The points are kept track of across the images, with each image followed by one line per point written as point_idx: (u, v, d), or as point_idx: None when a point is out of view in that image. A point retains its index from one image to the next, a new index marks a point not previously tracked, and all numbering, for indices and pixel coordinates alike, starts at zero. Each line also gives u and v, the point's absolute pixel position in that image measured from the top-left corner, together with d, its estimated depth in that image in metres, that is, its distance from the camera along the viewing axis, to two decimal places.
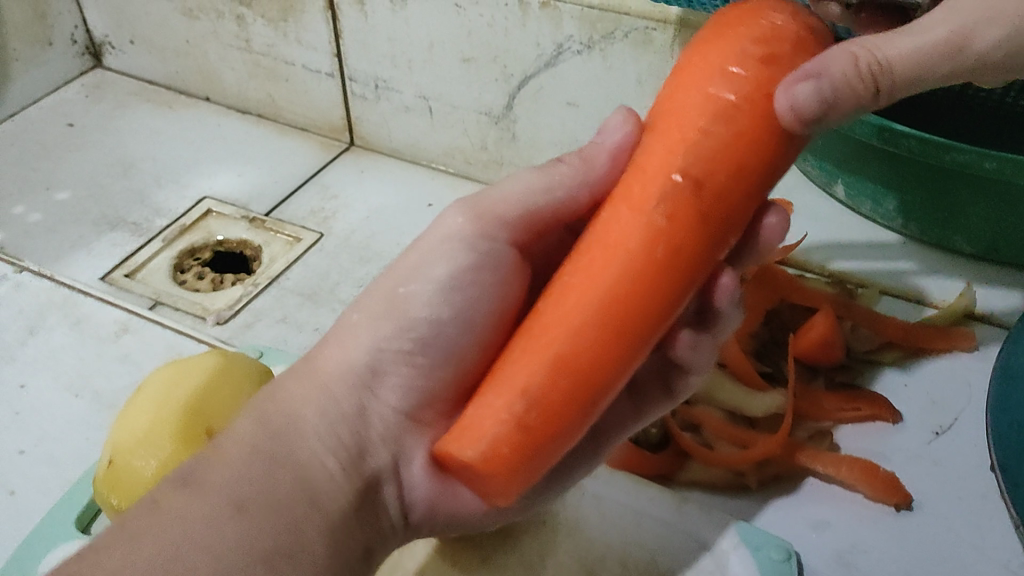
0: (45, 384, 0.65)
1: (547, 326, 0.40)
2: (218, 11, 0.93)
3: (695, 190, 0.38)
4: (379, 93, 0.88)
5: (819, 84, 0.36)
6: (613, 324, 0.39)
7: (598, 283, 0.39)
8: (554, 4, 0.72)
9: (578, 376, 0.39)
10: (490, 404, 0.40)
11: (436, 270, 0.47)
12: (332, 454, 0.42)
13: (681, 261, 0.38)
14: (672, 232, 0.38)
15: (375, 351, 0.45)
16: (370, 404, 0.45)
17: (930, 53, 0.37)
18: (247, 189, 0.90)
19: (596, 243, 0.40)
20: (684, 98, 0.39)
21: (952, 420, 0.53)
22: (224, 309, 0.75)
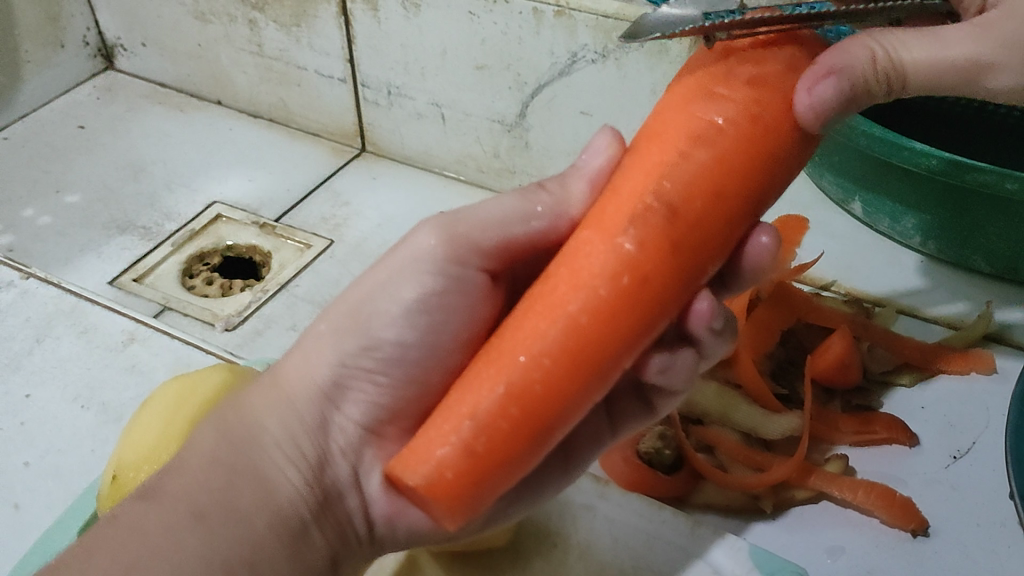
0: (52, 395, 0.65)
1: (506, 348, 0.37)
2: (229, 15, 0.93)
3: (668, 216, 0.36)
4: (391, 100, 0.88)
5: (839, 82, 0.36)
6: (569, 355, 0.36)
7: (560, 312, 0.37)
8: (568, 13, 0.72)
9: (528, 405, 0.36)
10: (442, 432, 0.37)
11: (404, 291, 0.45)
12: (293, 466, 0.42)
13: (649, 290, 0.36)
14: (639, 261, 0.36)
15: (338, 367, 0.44)
16: (333, 417, 0.45)
17: (950, 68, 0.37)
18: (258, 194, 0.90)
19: (563, 267, 0.38)
20: (670, 119, 0.38)
21: (969, 443, 0.53)
22: (234, 315, 0.74)
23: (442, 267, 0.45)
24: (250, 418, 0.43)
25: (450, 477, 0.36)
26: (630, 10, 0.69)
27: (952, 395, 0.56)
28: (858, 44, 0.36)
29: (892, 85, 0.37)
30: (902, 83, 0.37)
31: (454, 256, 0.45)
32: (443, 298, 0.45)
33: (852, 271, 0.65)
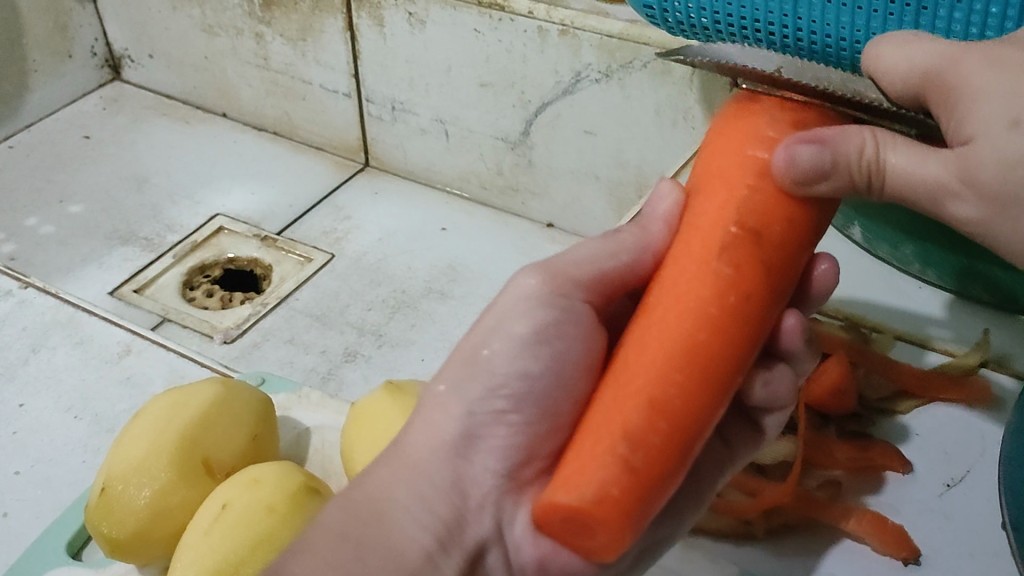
0: (46, 405, 0.65)
1: (631, 375, 0.37)
2: (237, 29, 0.93)
3: (756, 239, 0.37)
4: (395, 115, 0.88)
5: (822, 151, 0.36)
6: (693, 368, 0.37)
7: (671, 334, 0.37)
8: (572, 32, 0.72)
9: (674, 420, 0.36)
10: (588, 456, 0.36)
11: (517, 326, 0.41)
12: (427, 525, 0.38)
13: (753, 304, 0.37)
14: (743, 280, 0.37)
15: (467, 417, 0.40)
16: (466, 471, 0.40)
17: (925, 183, 0.34)
18: (261, 207, 0.90)
19: (661, 299, 0.38)
20: (723, 161, 0.39)
21: (964, 472, 0.53)
22: (232, 328, 0.74)
23: (550, 300, 0.42)
24: (376, 489, 0.39)
25: (613, 500, 0.35)
26: (634, 30, 0.69)
27: (947, 423, 0.56)
28: (856, 129, 0.35)
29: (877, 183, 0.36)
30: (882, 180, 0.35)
31: (557, 289, 0.42)
32: (561, 327, 0.41)
33: (849, 295, 0.65)
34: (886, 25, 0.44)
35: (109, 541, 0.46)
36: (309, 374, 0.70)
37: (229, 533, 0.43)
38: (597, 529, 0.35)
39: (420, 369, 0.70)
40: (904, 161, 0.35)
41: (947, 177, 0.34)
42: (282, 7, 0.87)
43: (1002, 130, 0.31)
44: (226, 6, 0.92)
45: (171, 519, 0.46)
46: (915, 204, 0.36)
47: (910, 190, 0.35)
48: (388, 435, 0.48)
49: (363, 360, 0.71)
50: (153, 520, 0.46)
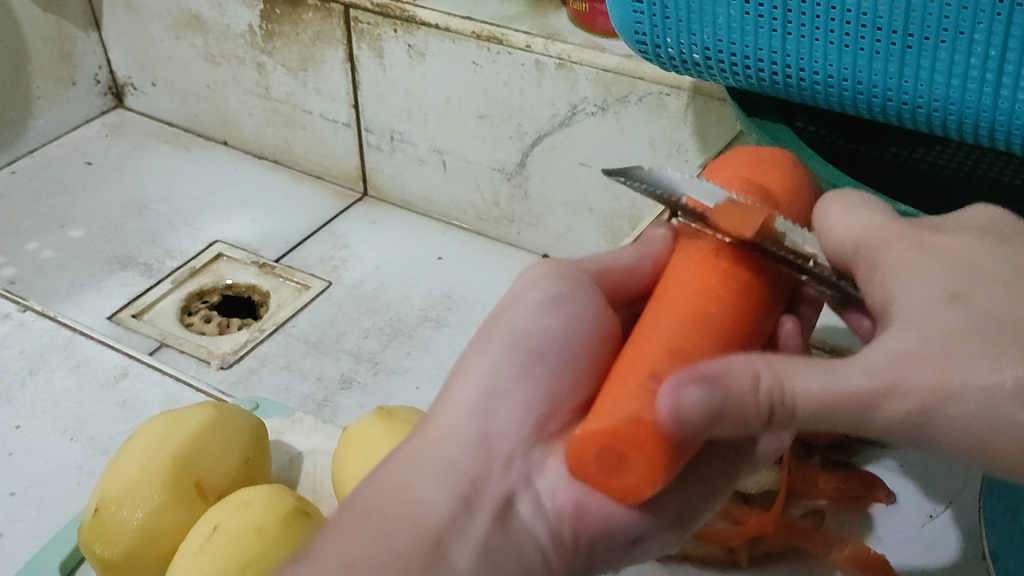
0: (41, 427, 0.66)
1: (650, 335, 0.35)
2: (239, 58, 0.94)
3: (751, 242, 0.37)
4: (394, 145, 0.89)
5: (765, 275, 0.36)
6: (707, 324, 0.35)
7: (682, 304, 0.36)
8: (570, 65, 0.73)
9: (699, 368, 0.34)
10: (614, 404, 0.33)
11: (532, 295, 0.38)
12: (447, 490, 0.35)
13: (756, 290, 0.36)
14: (742, 268, 0.36)
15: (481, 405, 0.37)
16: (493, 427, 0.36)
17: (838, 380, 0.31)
18: (260, 235, 0.91)
19: (671, 286, 0.37)
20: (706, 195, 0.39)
21: (944, 508, 0.53)
22: (230, 353, 0.75)
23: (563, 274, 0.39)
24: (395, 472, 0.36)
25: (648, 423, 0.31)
26: (630, 65, 0.71)
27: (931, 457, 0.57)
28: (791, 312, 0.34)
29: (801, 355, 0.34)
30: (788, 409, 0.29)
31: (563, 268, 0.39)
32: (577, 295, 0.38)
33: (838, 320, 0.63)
34: (872, 62, 0.46)
35: (103, 561, 0.46)
36: (303, 401, 0.71)
37: (217, 555, 0.44)
38: (633, 456, 0.32)
39: (414, 397, 0.71)
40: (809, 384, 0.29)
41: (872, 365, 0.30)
42: (284, 38, 0.89)
43: (939, 305, 0.30)
44: (228, 37, 0.93)
45: (165, 540, 0.47)
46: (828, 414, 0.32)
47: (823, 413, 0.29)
48: (381, 456, 0.48)
49: (358, 387, 0.72)
50: (145, 540, 0.46)
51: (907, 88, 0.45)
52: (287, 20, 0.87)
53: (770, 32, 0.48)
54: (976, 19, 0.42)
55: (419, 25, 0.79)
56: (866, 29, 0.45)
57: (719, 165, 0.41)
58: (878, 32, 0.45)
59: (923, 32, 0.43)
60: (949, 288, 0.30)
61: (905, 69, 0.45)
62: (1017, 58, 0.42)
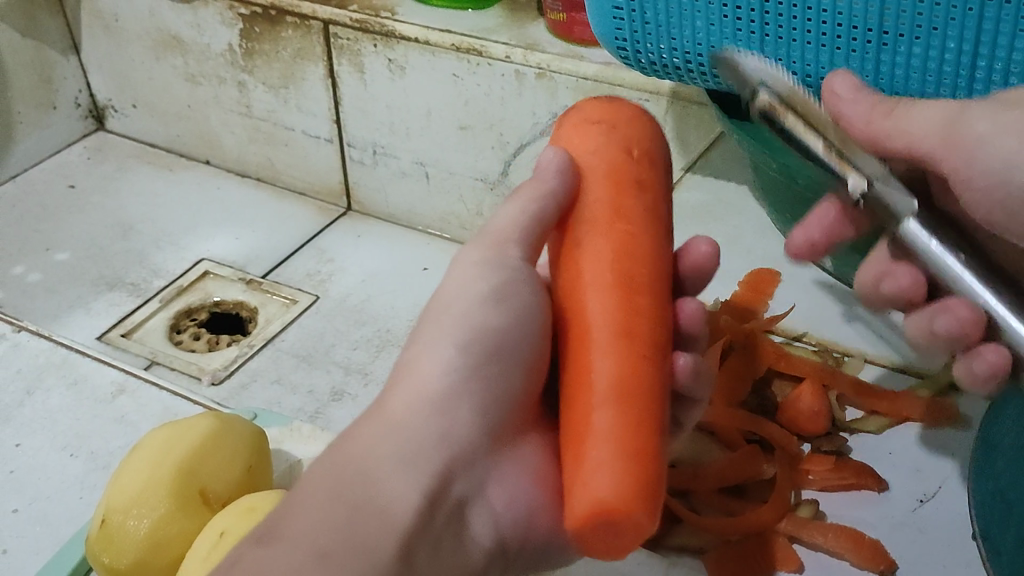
0: (41, 444, 0.67)
1: (586, 394, 0.41)
2: (220, 78, 0.95)
3: (625, 239, 0.42)
4: (376, 159, 0.90)
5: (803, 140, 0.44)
6: (621, 399, 0.39)
7: (584, 257, 0.43)
8: (549, 75, 0.74)
9: (626, 398, 0.39)
10: (580, 450, 0.40)
11: (479, 285, 0.43)
12: (415, 481, 0.39)
13: (633, 289, 0.42)
14: (626, 292, 0.41)
15: (444, 375, 0.41)
16: (451, 426, 0.41)
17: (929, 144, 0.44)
18: (245, 251, 0.91)
19: (581, 329, 0.42)
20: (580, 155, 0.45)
21: (935, 488, 0.55)
22: (220, 369, 0.75)
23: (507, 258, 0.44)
24: (360, 451, 0.39)
25: (641, 461, 0.38)
26: (609, 72, 0.72)
27: (917, 442, 0.58)
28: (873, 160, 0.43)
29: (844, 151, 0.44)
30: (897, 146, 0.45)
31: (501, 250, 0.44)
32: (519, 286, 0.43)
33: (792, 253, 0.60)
34: (849, 59, 0.47)
35: (112, 571, 0.48)
36: (299, 412, 0.71)
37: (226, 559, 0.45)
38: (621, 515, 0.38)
39: None
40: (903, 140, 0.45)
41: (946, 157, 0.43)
42: (264, 56, 0.89)
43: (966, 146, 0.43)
44: (208, 56, 0.94)
45: (171, 549, 0.49)
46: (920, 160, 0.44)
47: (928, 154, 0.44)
48: None
49: (350, 398, 0.72)
50: (153, 549, 0.48)
51: (883, 84, 0.48)
52: (266, 38, 0.88)
53: (749, 34, 0.49)
54: (948, 15, 0.44)
55: (398, 39, 0.79)
56: (842, 27, 0.47)
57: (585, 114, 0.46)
58: (854, 29, 0.46)
59: (898, 29, 0.45)
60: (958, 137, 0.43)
61: (881, 66, 0.47)
62: (988, 51, 0.44)
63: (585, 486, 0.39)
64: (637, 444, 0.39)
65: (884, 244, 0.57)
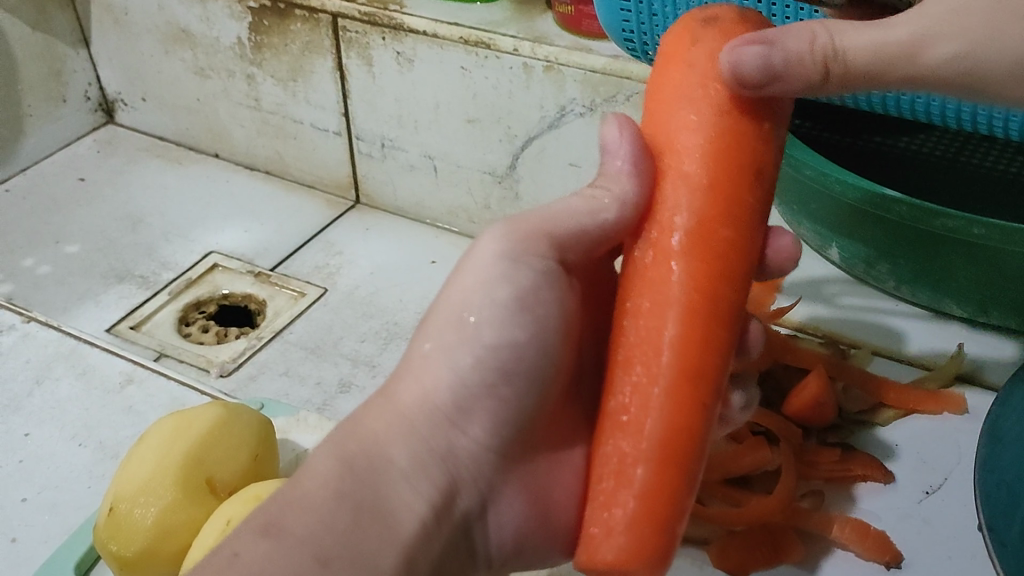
0: (50, 433, 0.67)
1: (629, 424, 0.41)
2: (229, 71, 0.95)
3: (711, 255, 0.40)
4: (385, 152, 0.90)
5: (768, 51, 0.37)
6: (662, 455, 0.40)
7: (671, 259, 0.41)
8: (557, 68, 0.74)
9: (666, 455, 0.40)
10: (617, 473, 0.41)
11: (499, 293, 0.42)
12: (423, 493, 0.40)
13: (704, 321, 0.40)
14: (696, 322, 0.40)
15: (455, 386, 0.41)
16: (457, 440, 0.42)
17: (892, 48, 0.36)
18: (254, 244, 0.91)
19: (638, 342, 0.41)
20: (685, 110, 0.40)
21: (942, 479, 0.55)
22: (228, 361, 0.76)
23: (527, 262, 0.42)
24: (373, 439, 0.40)
25: (668, 526, 0.40)
26: (617, 65, 0.72)
27: (924, 433, 0.58)
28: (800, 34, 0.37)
29: (770, 81, 0.38)
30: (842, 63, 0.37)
31: (527, 251, 0.42)
32: (541, 294, 0.42)
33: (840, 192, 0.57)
34: None
35: (122, 558, 0.48)
36: (306, 403, 0.71)
37: None
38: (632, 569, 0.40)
39: None
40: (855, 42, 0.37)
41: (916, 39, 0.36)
42: (272, 49, 0.90)
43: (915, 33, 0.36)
44: (217, 49, 0.94)
45: (177, 536, 0.49)
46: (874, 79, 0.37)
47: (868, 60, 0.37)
48: None
49: (357, 390, 0.73)
50: (160, 537, 0.48)
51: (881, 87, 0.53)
52: (275, 31, 0.88)
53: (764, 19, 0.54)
54: None
55: (407, 32, 0.79)
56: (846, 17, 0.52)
57: (704, 43, 0.40)
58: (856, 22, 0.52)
59: None
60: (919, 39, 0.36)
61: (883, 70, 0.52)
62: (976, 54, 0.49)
63: (621, 514, 0.40)
64: (675, 492, 0.40)
65: (887, 235, 0.58)
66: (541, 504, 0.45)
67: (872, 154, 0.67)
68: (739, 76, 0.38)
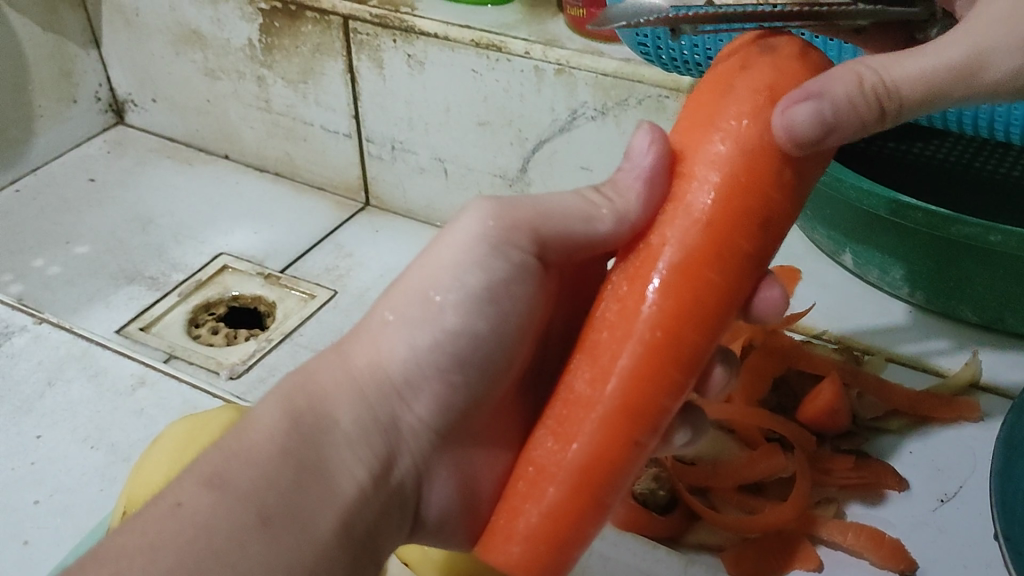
0: (62, 436, 0.67)
1: (562, 438, 0.41)
2: (239, 72, 0.95)
3: (694, 298, 0.40)
4: (395, 154, 0.90)
5: (820, 105, 0.37)
6: (582, 480, 0.41)
7: (648, 286, 0.40)
8: (569, 71, 0.74)
9: (585, 481, 0.41)
10: (534, 481, 0.42)
11: (470, 277, 0.43)
12: (363, 462, 0.41)
13: (667, 358, 0.40)
14: (657, 357, 0.40)
15: (411, 361, 0.43)
16: (403, 415, 0.43)
17: (938, 76, 0.38)
18: (264, 246, 0.91)
19: (596, 356, 0.41)
20: (708, 134, 0.39)
21: (956, 487, 0.55)
22: (238, 363, 0.75)
23: (503, 248, 0.43)
24: (323, 393, 0.42)
25: (566, 543, 0.42)
26: (629, 68, 0.72)
27: (938, 442, 0.58)
28: (846, 78, 0.37)
29: (827, 135, 0.37)
30: (895, 96, 0.38)
31: (507, 238, 0.43)
32: (511, 287, 0.44)
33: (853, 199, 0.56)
34: None
35: None
36: None
37: None
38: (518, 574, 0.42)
39: None
40: (903, 72, 0.38)
41: (959, 60, 0.38)
42: (283, 51, 0.89)
43: (951, 51, 0.39)
44: (228, 51, 0.94)
45: None
46: (924, 106, 0.39)
47: (916, 87, 0.38)
48: None
49: None
50: None
51: None
52: (286, 33, 0.88)
53: None
54: None
55: (418, 34, 0.79)
56: None
57: (755, 72, 0.39)
58: None
59: None
60: (965, 55, 0.39)
61: None
62: None
63: (520, 529, 0.42)
64: (575, 520, 0.41)
65: (901, 242, 0.58)
66: (470, 485, 0.46)
67: (888, 159, 0.67)
68: (794, 136, 0.38)
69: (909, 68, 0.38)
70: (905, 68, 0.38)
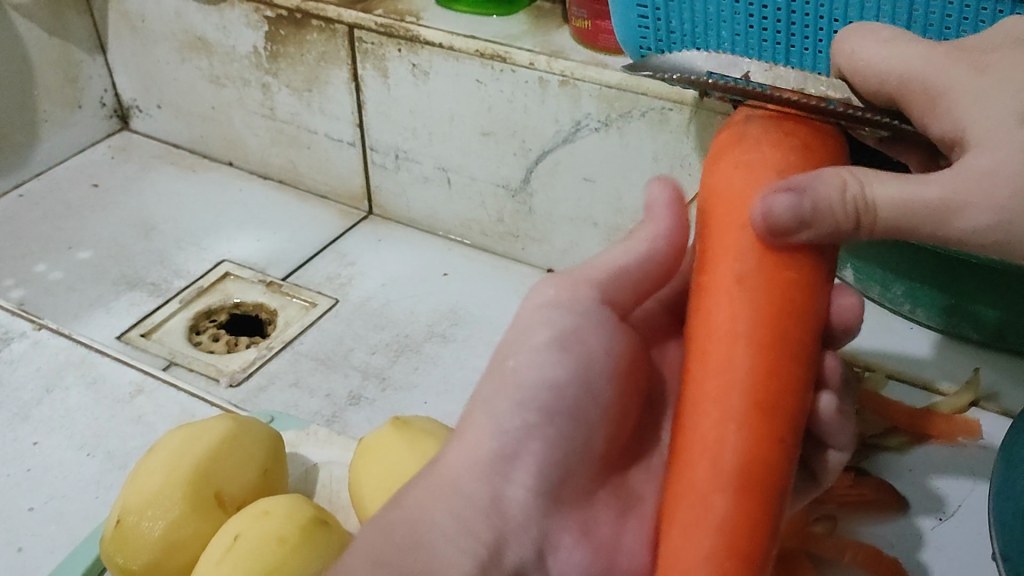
0: (58, 443, 0.67)
1: (681, 518, 0.42)
2: (245, 80, 0.95)
3: (750, 358, 0.42)
4: (398, 163, 0.90)
5: (799, 200, 0.39)
6: (723, 540, 0.41)
7: (704, 370, 0.43)
8: (573, 83, 0.74)
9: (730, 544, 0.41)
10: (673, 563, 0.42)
11: (541, 333, 0.43)
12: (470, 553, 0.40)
13: (752, 415, 0.42)
14: (738, 416, 0.42)
15: (502, 435, 0.42)
16: (505, 491, 0.42)
17: (927, 201, 0.38)
18: (266, 254, 0.91)
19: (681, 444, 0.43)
20: (732, 236, 0.43)
21: (955, 506, 0.55)
22: (238, 371, 0.75)
23: (575, 304, 0.44)
24: (421, 498, 0.42)
25: None
26: (631, 81, 0.72)
27: (939, 460, 0.58)
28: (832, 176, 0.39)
29: (806, 226, 0.40)
30: (879, 210, 0.38)
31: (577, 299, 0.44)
32: (586, 336, 0.44)
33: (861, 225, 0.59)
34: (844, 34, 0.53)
35: (127, 571, 0.49)
36: (314, 415, 0.71)
37: (240, 564, 0.47)
38: None
39: (424, 411, 0.71)
40: (892, 186, 0.38)
41: (949, 192, 0.37)
42: (288, 59, 0.90)
43: (938, 185, 0.38)
44: (233, 58, 0.94)
45: (185, 549, 0.50)
46: (915, 229, 0.39)
47: (909, 211, 0.38)
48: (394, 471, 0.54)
49: (367, 402, 0.72)
50: (166, 551, 0.49)
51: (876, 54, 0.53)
52: (291, 41, 0.88)
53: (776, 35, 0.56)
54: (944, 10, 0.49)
55: (423, 44, 0.79)
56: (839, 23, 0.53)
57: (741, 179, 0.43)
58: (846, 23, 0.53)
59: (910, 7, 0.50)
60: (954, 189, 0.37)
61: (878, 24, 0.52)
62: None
63: None
64: None
65: (899, 254, 0.58)
66: (602, 555, 0.45)
67: None
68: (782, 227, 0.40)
69: (895, 193, 0.38)
70: (890, 190, 0.38)
